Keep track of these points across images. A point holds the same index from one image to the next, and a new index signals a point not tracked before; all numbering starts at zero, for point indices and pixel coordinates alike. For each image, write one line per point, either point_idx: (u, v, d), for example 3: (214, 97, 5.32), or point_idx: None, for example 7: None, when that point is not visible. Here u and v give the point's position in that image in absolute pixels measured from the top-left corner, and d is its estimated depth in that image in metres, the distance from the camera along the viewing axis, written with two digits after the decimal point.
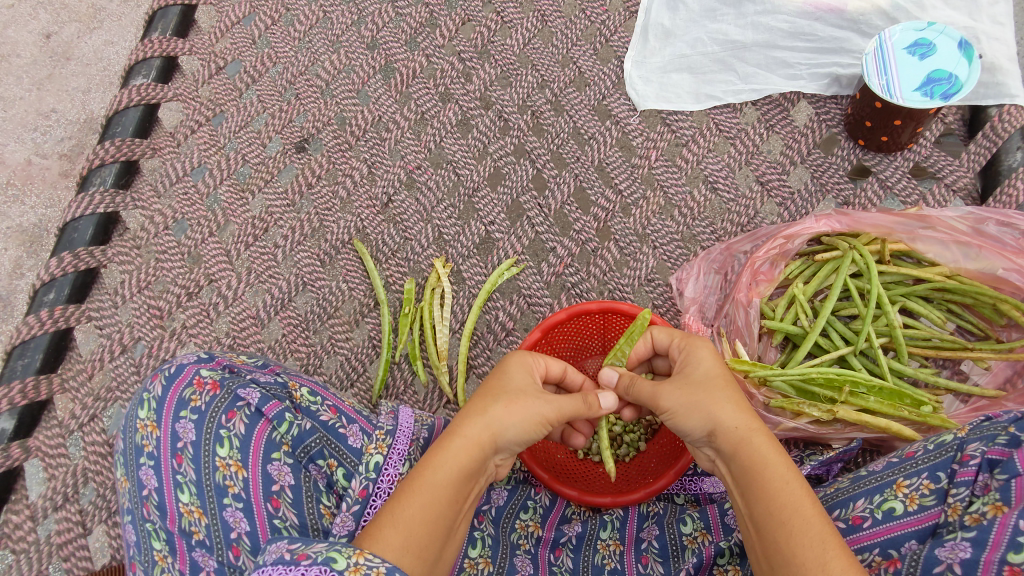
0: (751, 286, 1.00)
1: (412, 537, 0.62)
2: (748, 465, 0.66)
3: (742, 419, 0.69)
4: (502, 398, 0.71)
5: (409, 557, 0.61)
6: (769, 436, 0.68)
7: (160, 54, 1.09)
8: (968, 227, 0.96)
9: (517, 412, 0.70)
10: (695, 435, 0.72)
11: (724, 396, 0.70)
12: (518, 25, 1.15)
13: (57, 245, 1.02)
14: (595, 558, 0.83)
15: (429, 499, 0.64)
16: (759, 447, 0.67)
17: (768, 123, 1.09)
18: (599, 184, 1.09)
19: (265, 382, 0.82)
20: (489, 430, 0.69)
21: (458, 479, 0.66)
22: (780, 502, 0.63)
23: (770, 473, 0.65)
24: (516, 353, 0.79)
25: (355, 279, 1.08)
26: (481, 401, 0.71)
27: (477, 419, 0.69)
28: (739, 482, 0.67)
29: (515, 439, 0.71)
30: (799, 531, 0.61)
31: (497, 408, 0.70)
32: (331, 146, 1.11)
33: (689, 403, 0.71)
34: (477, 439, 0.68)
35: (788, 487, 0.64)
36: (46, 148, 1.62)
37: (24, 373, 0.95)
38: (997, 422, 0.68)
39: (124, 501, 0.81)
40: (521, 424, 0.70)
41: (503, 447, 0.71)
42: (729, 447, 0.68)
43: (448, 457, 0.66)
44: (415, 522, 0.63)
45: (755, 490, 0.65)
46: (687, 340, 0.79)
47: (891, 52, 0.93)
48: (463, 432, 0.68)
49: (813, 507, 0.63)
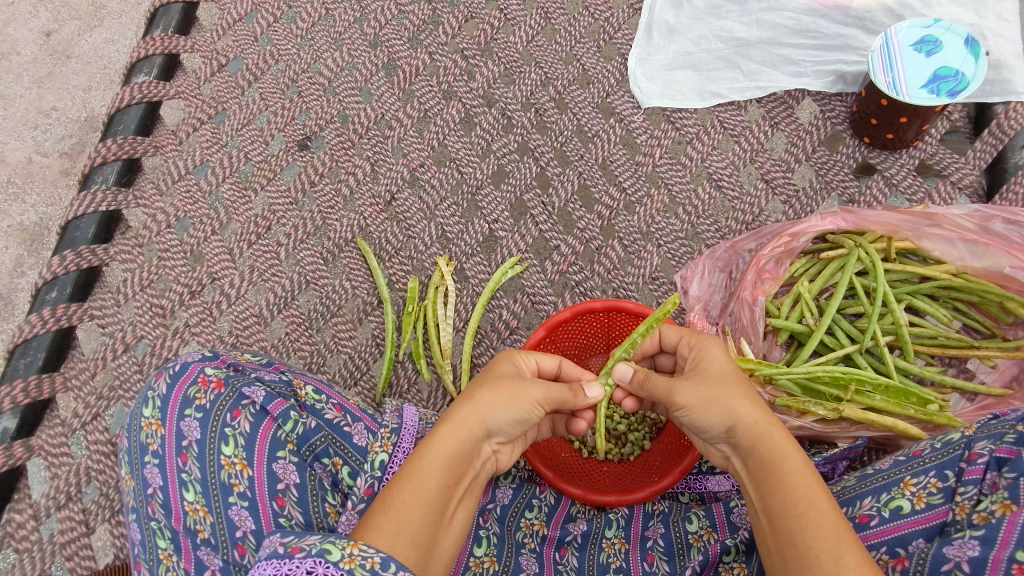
0: (756, 284, 0.99)
1: (405, 525, 0.61)
2: (765, 460, 0.66)
3: (761, 414, 0.69)
4: (486, 383, 0.72)
5: (403, 544, 0.61)
6: (787, 432, 0.68)
7: (162, 52, 1.09)
8: (975, 225, 0.96)
9: (501, 394, 0.70)
10: (713, 431, 0.71)
11: (741, 391, 0.70)
12: (521, 22, 1.14)
13: (59, 243, 1.02)
14: (600, 556, 0.83)
15: (420, 485, 0.64)
16: (778, 442, 0.66)
17: (772, 121, 1.08)
18: (603, 182, 1.08)
19: (270, 380, 0.82)
20: (475, 414, 0.69)
21: (448, 464, 0.65)
22: (797, 495, 0.63)
23: (787, 468, 0.65)
24: (508, 350, 0.80)
25: (358, 278, 1.07)
26: (468, 389, 0.72)
27: (464, 404, 0.69)
28: (755, 477, 0.67)
29: (504, 422, 0.70)
30: (814, 525, 0.61)
31: (482, 392, 0.70)
32: (333, 144, 1.11)
33: (706, 398, 0.70)
34: (464, 424, 0.68)
35: (805, 482, 0.63)
36: (47, 146, 1.62)
37: (26, 372, 0.95)
38: (1005, 420, 0.67)
39: (129, 500, 0.81)
40: (512, 408, 0.70)
41: (492, 431, 0.70)
42: (748, 442, 0.68)
43: (436, 442, 0.66)
44: (408, 509, 0.62)
45: (771, 484, 0.65)
46: (698, 338, 0.79)
47: (897, 49, 0.92)
48: (451, 417, 0.68)
49: (828, 501, 0.62)
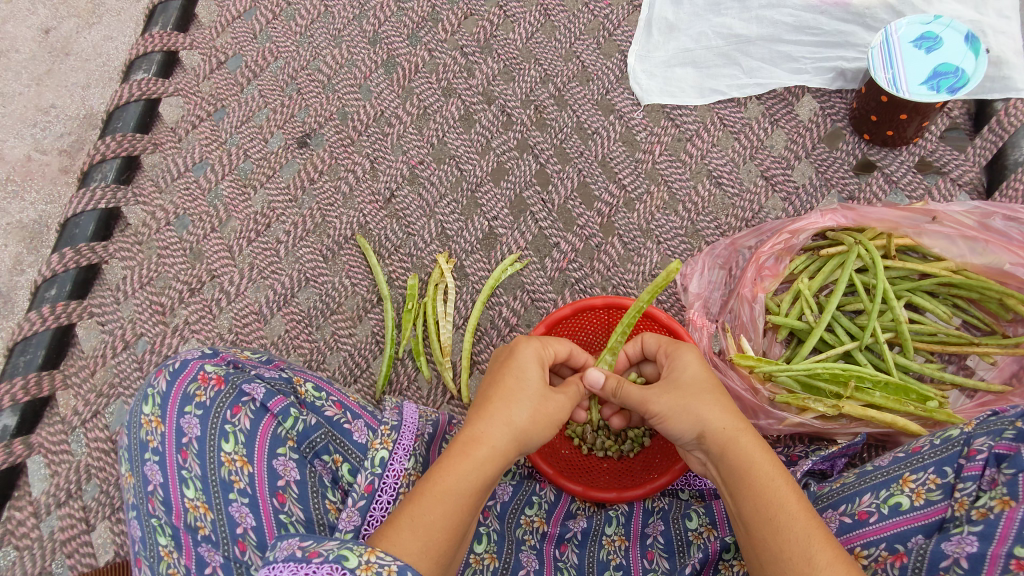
0: (756, 281, 0.99)
1: (432, 543, 0.62)
2: (735, 465, 0.67)
3: (729, 419, 0.69)
4: (524, 403, 0.71)
5: (428, 562, 0.61)
6: (754, 435, 0.69)
7: (161, 49, 1.08)
8: (974, 222, 0.95)
9: (541, 423, 0.71)
10: (684, 437, 0.72)
11: (711, 397, 0.71)
12: (521, 19, 1.14)
13: (59, 240, 1.02)
14: (600, 554, 0.84)
15: (453, 507, 0.64)
16: (746, 446, 0.67)
17: (772, 118, 1.08)
18: (603, 179, 1.08)
19: (270, 377, 0.82)
20: (515, 440, 0.69)
21: (479, 488, 0.66)
22: (767, 498, 0.64)
23: (756, 472, 0.66)
24: (530, 344, 0.75)
25: (358, 275, 1.07)
26: (502, 405, 0.70)
27: (504, 427, 0.69)
28: (728, 481, 0.68)
29: (533, 446, 0.72)
30: (785, 529, 0.62)
31: (522, 416, 0.70)
32: (332, 142, 1.11)
33: (677, 407, 0.71)
34: (504, 449, 0.68)
35: (774, 483, 0.65)
36: (46, 144, 1.62)
37: (26, 369, 0.95)
38: (1004, 417, 0.67)
39: (129, 497, 0.81)
40: (544, 434, 0.72)
41: (520, 453, 0.72)
42: (717, 447, 0.69)
43: (474, 466, 0.66)
44: (437, 528, 0.63)
45: (741, 490, 0.66)
46: (674, 345, 0.78)
47: (897, 45, 0.92)
48: (489, 440, 0.68)
49: (798, 503, 0.64)
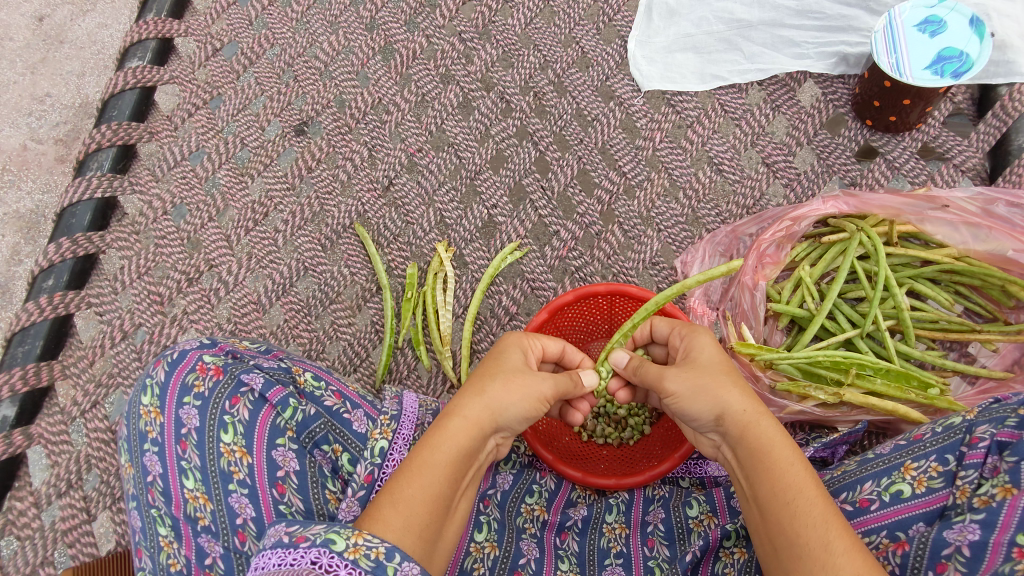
0: (757, 270, 0.98)
1: (411, 517, 0.62)
2: (754, 449, 0.66)
3: (749, 402, 0.68)
4: (499, 377, 0.71)
5: (410, 537, 0.61)
6: (774, 419, 0.68)
7: (155, 36, 1.07)
8: (977, 208, 0.95)
9: (516, 392, 0.70)
10: (702, 419, 0.71)
11: (729, 379, 0.70)
12: (520, 4, 1.13)
13: (55, 230, 1.01)
14: (600, 541, 0.84)
15: (429, 479, 0.64)
16: (766, 430, 0.67)
17: (774, 103, 1.07)
18: (602, 166, 1.07)
19: (269, 367, 0.81)
20: (487, 410, 0.69)
21: (457, 459, 0.66)
22: (786, 483, 0.64)
23: (775, 458, 0.65)
24: (513, 333, 0.79)
25: (357, 264, 1.07)
26: (478, 381, 0.71)
27: (475, 398, 0.69)
28: (745, 465, 0.67)
29: (514, 418, 0.71)
30: (803, 513, 0.62)
31: (494, 387, 0.70)
32: (330, 129, 1.10)
33: (694, 387, 0.70)
34: (476, 420, 0.68)
35: (794, 469, 0.64)
36: (42, 133, 1.60)
37: (25, 360, 0.95)
38: (1006, 404, 0.67)
39: (129, 487, 0.81)
40: (521, 404, 0.70)
41: (501, 427, 0.71)
42: (736, 430, 0.68)
43: (447, 437, 0.66)
44: (414, 502, 0.62)
45: (760, 473, 0.65)
46: (688, 329, 0.79)
47: (901, 29, 0.91)
48: (461, 412, 0.68)
49: (816, 488, 0.63)
